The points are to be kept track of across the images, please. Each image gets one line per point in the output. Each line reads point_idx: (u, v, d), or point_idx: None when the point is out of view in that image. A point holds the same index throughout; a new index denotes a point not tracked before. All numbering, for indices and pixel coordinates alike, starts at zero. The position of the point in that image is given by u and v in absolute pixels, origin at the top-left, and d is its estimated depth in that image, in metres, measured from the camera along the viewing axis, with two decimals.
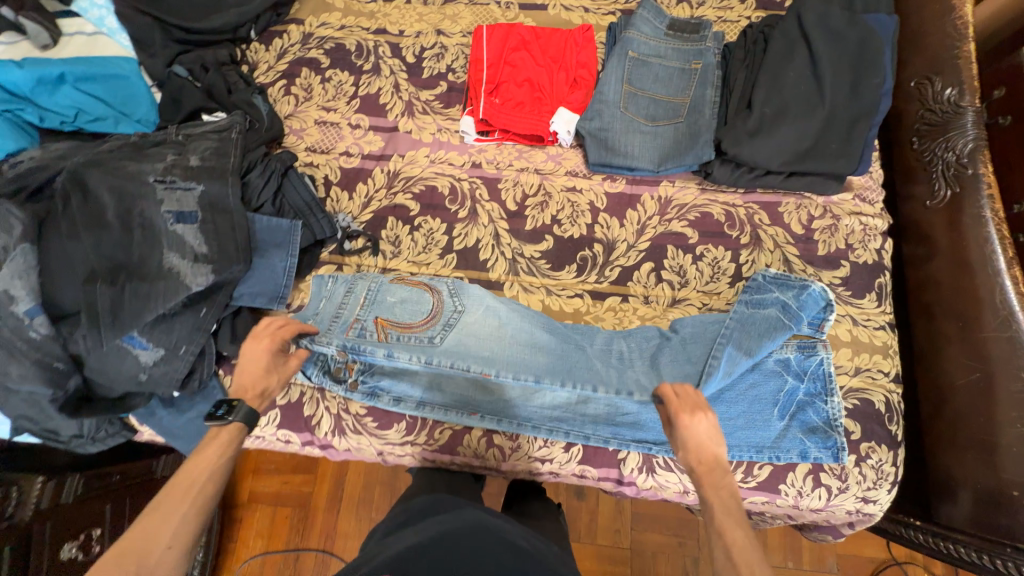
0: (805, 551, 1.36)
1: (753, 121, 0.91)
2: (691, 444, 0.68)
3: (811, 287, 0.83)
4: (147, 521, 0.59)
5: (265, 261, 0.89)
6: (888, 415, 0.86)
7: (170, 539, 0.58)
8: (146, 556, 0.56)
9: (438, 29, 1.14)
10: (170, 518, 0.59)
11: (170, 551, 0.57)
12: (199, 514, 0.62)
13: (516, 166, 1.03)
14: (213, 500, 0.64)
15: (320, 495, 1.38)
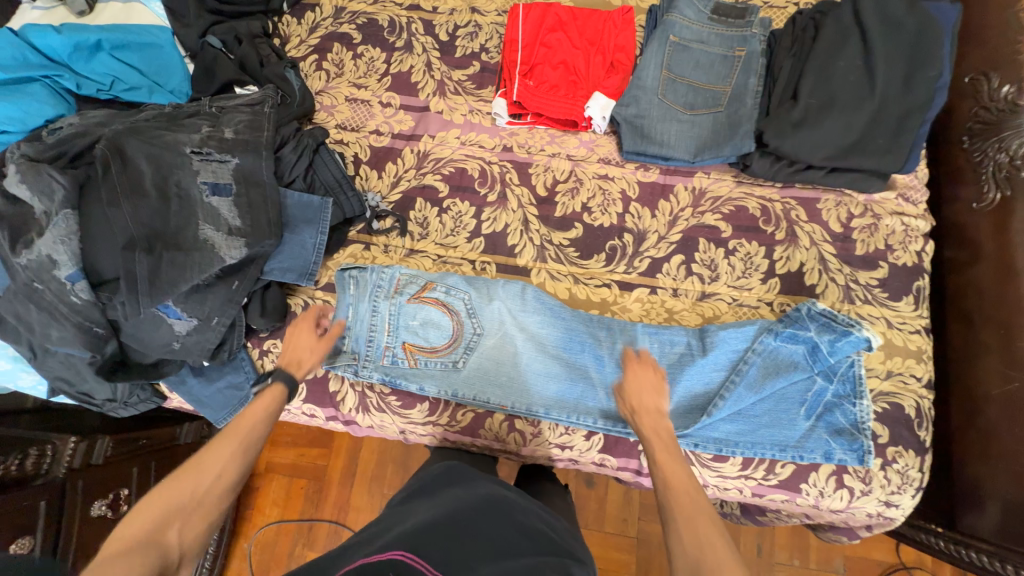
0: (812, 550, 1.36)
1: (797, 112, 0.88)
2: (636, 394, 0.74)
3: (852, 335, 0.79)
4: (205, 450, 0.62)
5: (295, 236, 0.89)
6: (917, 421, 0.85)
7: (220, 468, 0.61)
8: (199, 478, 0.59)
9: (472, 6, 1.11)
10: (220, 450, 0.62)
11: (217, 482, 0.59)
12: (247, 451, 0.64)
13: (548, 151, 1.01)
14: (259, 443, 0.66)
15: (335, 468, 1.41)
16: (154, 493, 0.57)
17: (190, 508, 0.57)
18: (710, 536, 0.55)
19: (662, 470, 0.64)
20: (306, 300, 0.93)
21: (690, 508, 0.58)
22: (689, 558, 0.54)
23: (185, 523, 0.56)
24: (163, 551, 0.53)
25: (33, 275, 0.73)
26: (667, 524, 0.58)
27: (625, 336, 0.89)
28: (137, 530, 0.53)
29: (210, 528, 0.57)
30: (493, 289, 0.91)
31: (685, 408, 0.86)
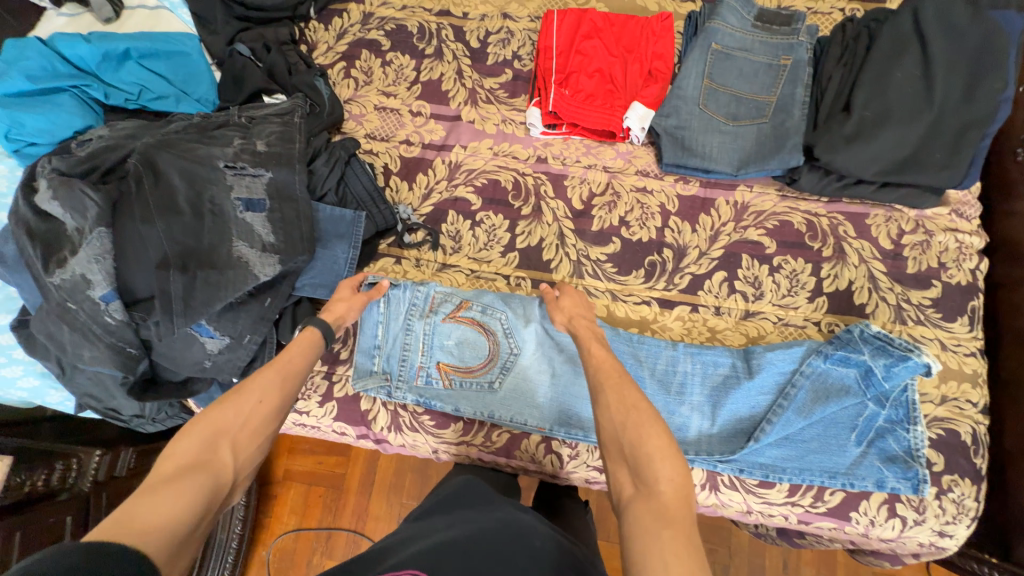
0: (841, 567, 1.33)
1: (851, 125, 0.84)
2: (563, 310, 0.79)
3: (911, 360, 0.76)
4: (248, 378, 0.62)
5: (328, 251, 0.88)
6: (973, 448, 0.82)
7: (263, 394, 0.61)
8: (244, 400, 0.59)
9: (504, 12, 1.08)
10: (263, 380, 0.62)
11: (259, 408, 0.59)
12: (290, 383, 0.65)
13: (584, 162, 0.99)
14: (300, 378, 0.67)
15: (353, 476, 1.39)
16: (199, 418, 0.56)
17: (236, 429, 0.56)
18: (639, 403, 0.56)
19: (591, 357, 0.66)
20: None
21: (616, 380, 0.60)
22: (615, 424, 0.55)
23: (234, 442, 0.56)
24: (215, 466, 0.52)
25: (67, 295, 0.71)
26: (597, 399, 0.59)
27: (665, 356, 0.86)
28: (185, 448, 0.53)
29: (257, 446, 0.58)
30: (526, 301, 0.89)
31: (731, 430, 0.83)
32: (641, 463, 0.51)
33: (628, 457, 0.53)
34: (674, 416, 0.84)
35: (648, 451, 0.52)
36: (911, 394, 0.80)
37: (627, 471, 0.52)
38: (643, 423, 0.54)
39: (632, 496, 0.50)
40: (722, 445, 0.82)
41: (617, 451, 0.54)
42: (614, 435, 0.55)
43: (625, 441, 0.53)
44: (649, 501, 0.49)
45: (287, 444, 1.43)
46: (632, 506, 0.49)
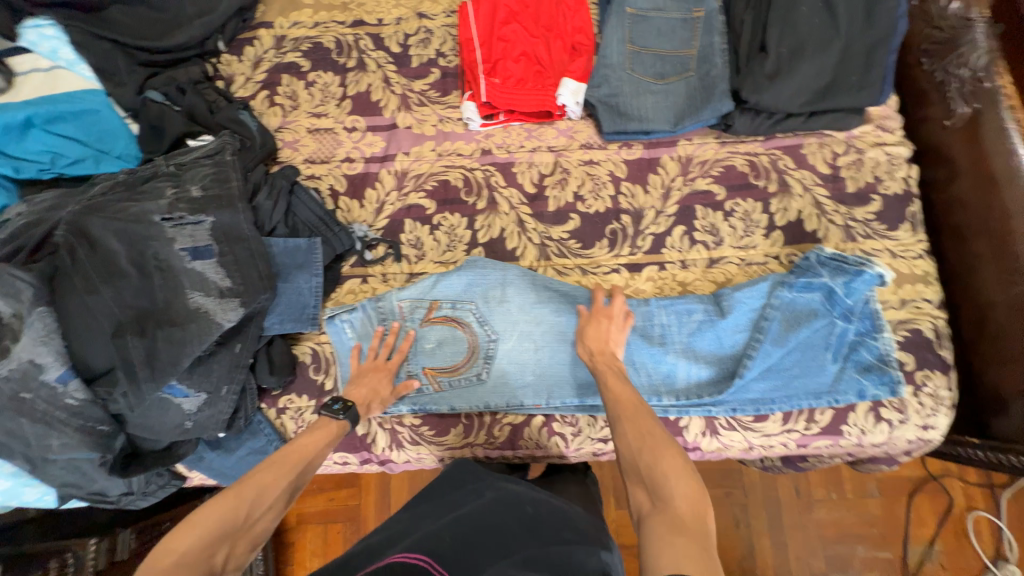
0: (846, 480, 1.43)
1: (770, 63, 0.88)
2: (591, 339, 0.80)
3: (867, 272, 0.81)
4: (265, 474, 0.65)
5: (289, 283, 0.85)
6: (937, 341, 0.87)
7: (274, 498, 0.63)
8: (256, 503, 0.61)
9: (419, 12, 1.07)
10: (280, 483, 0.65)
11: (268, 514, 0.62)
12: (298, 485, 0.67)
13: (528, 146, 0.99)
14: (306, 480, 0.69)
15: (368, 506, 1.37)
16: (206, 510, 0.58)
17: (240, 532, 0.59)
18: (657, 430, 0.63)
19: (611, 391, 0.71)
20: (313, 346, 0.90)
21: (633, 410, 0.67)
22: (633, 448, 0.62)
23: (232, 547, 0.58)
24: (210, 575, 0.54)
25: (18, 386, 0.68)
26: (617, 426, 0.66)
27: (640, 313, 0.88)
28: (193, 543, 0.55)
29: (251, 550, 0.60)
30: (509, 266, 0.90)
31: (717, 372, 0.86)
32: (657, 481, 0.58)
33: (646, 476, 0.59)
34: (662, 367, 0.86)
35: (663, 472, 0.58)
36: (871, 303, 0.85)
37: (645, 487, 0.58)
38: (661, 447, 0.61)
39: (650, 508, 0.56)
40: (712, 388, 0.85)
41: (635, 471, 0.60)
42: (632, 456, 0.61)
43: (642, 461, 0.60)
44: (666, 515, 0.54)
45: None
46: (649, 517, 0.55)
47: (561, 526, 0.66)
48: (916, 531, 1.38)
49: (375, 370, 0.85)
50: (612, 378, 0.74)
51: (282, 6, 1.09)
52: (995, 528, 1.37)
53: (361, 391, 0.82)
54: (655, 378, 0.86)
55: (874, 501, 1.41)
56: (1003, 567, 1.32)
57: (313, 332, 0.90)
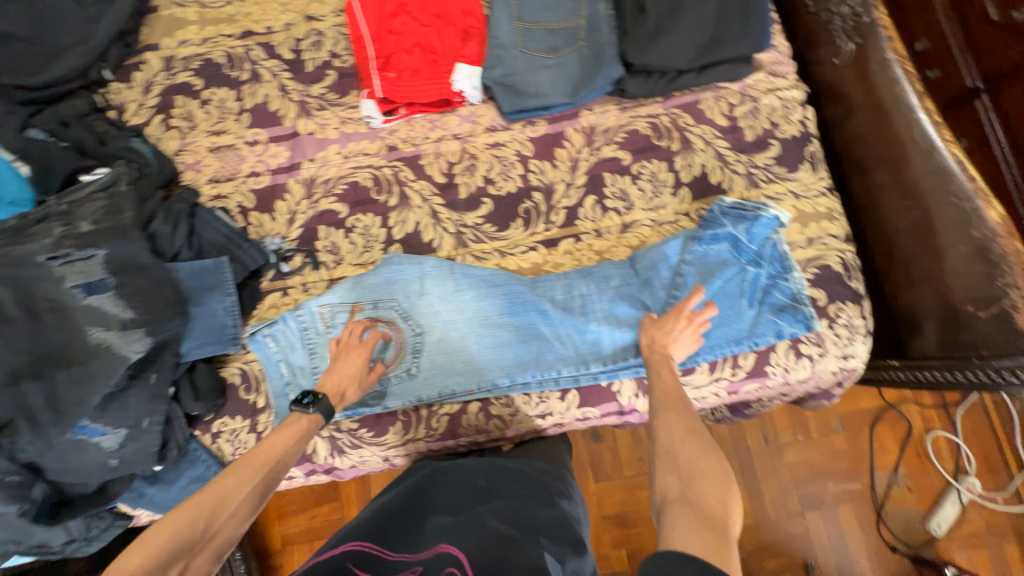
0: (810, 420, 1.48)
1: (650, 24, 0.91)
2: (664, 335, 0.80)
3: (762, 216, 0.86)
4: (223, 483, 0.64)
5: (200, 306, 0.84)
6: (846, 274, 0.90)
7: (237, 505, 0.63)
8: (216, 514, 0.61)
9: (307, 15, 1.05)
10: (242, 489, 0.64)
11: (232, 519, 0.62)
12: (264, 490, 0.67)
13: (433, 136, 0.99)
14: (276, 484, 0.68)
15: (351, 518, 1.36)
16: (154, 531, 0.57)
17: (197, 547, 0.58)
18: (702, 429, 0.63)
19: (661, 389, 0.72)
20: (241, 367, 0.89)
21: (678, 408, 0.67)
22: (673, 436, 0.63)
23: (190, 561, 0.57)
24: None
25: None
26: (659, 419, 0.67)
27: (560, 286, 0.90)
28: (139, 566, 0.54)
29: (213, 562, 0.59)
30: (426, 260, 0.91)
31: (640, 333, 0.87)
32: (693, 475, 0.57)
33: (681, 467, 0.58)
34: (586, 336, 0.88)
35: (697, 466, 0.58)
36: (777, 247, 0.88)
37: (676, 476, 0.58)
38: (702, 446, 0.60)
39: (676, 495, 0.55)
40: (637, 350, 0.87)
41: (667, 460, 0.60)
42: (670, 447, 0.62)
43: (679, 451, 0.60)
44: (692, 505, 0.53)
45: (275, 510, 1.39)
46: (674, 502, 0.55)
47: (522, 482, 0.77)
48: (881, 458, 1.44)
49: (349, 352, 0.83)
50: (664, 377, 0.75)
51: (165, 25, 1.06)
52: (953, 445, 1.44)
53: (334, 378, 0.81)
54: (582, 347, 0.88)
55: (839, 436, 1.46)
56: (963, 479, 1.39)
57: (239, 352, 0.89)
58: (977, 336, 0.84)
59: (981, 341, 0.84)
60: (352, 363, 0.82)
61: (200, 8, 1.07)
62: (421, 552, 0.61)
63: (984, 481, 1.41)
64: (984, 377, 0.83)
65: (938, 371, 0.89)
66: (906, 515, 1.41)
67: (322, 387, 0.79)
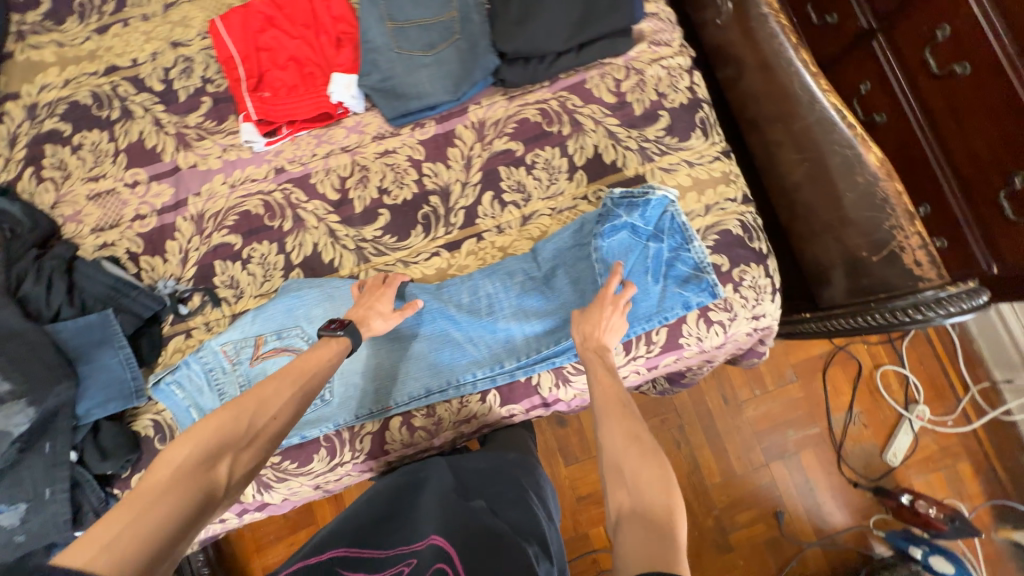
0: (766, 373, 1.49)
1: (515, 10, 0.90)
2: (591, 325, 0.76)
3: (651, 197, 0.85)
4: (265, 388, 0.66)
5: (92, 363, 0.81)
6: (746, 236, 0.91)
7: (277, 410, 0.65)
8: (257, 414, 0.63)
9: (173, 41, 1.00)
10: (282, 397, 0.66)
11: (273, 422, 0.64)
12: (302, 399, 0.69)
13: (320, 152, 0.95)
14: (316, 394, 0.71)
15: None
16: (200, 427, 0.60)
17: (242, 444, 0.61)
18: (645, 434, 0.60)
19: (601, 387, 0.68)
20: (153, 418, 0.86)
21: (620, 409, 0.64)
22: (617, 445, 0.59)
23: (236, 457, 0.60)
24: (215, 481, 0.57)
25: None
26: (602, 425, 0.63)
27: (466, 289, 0.88)
28: (190, 456, 0.57)
29: (257, 456, 0.62)
30: (326, 282, 0.89)
31: (549, 325, 0.87)
32: (639, 488, 0.55)
33: (628, 478, 0.56)
34: (498, 334, 0.87)
35: (642, 475, 0.56)
36: (674, 220, 0.87)
37: (625, 490, 0.56)
38: (646, 452, 0.58)
39: (627, 512, 0.53)
40: (548, 342, 0.86)
41: (615, 471, 0.58)
42: (616, 456, 0.59)
43: (623, 464, 0.57)
44: (641, 519, 0.52)
45: (252, 544, 1.36)
46: (624, 520, 0.53)
47: (492, 480, 0.80)
48: (836, 401, 1.46)
49: (374, 291, 0.83)
50: (603, 374, 0.70)
51: (22, 70, 1.00)
52: (901, 375, 1.46)
53: (359, 310, 0.80)
54: (494, 347, 0.87)
55: (795, 385, 1.48)
56: (914, 408, 1.43)
57: (149, 403, 0.86)
58: (874, 280, 0.86)
59: (878, 285, 0.86)
60: (381, 298, 0.82)
61: (56, 47, 1.00)
62: (415, 543, 0.61)
63: (933, 408, 1.44)
64: (884, 319, 0.82)
65: (843, 318, 0.88)
66: (865, 451, 1.44)
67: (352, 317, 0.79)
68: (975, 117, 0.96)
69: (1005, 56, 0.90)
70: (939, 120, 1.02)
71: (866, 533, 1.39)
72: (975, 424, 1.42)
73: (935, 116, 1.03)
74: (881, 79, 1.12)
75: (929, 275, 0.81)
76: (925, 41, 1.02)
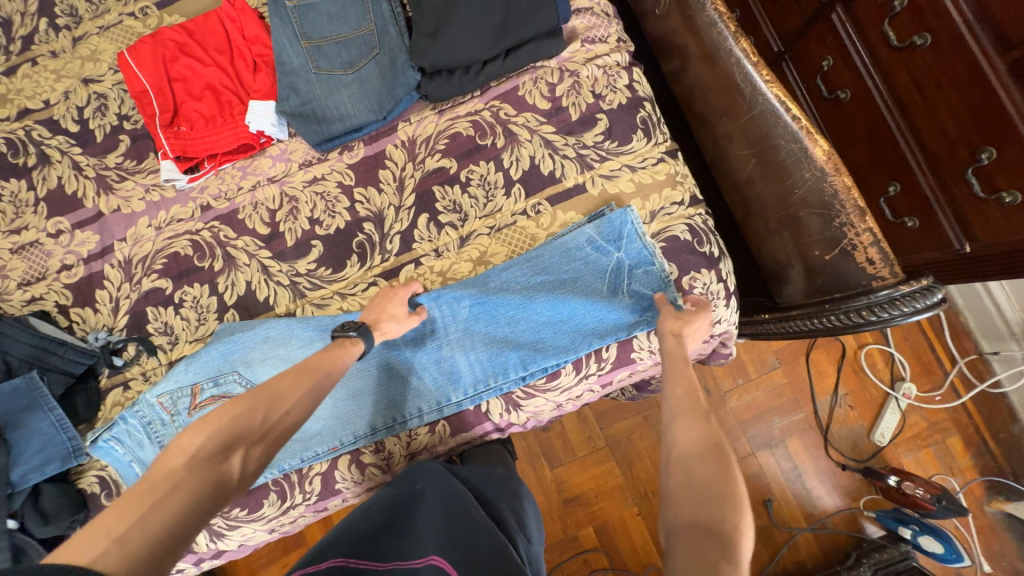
0: (748, 362, 1.40)
1: (429, 21, 0.85)
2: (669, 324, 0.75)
3: (605, 211, 0.85)
4: (281, 382, 0.63)
5: (20, 430, 0.79)
6: (695, 240, 0.86)
7: (292, 404, 0.61)
8: (273, 407, 0.60)
9: (84, 78, 0.95)
10: (299, 390, 0.63)
11: (288, 415, 0.60)
12: (316, 394, 0.65)
13: (246, 186, 0.91)
14: (329, 390, 0.67)
15: None
16: (216, 415, 0.57)
17: (256, 437, 0.57)
18: (723, 446, 0.53)
19: (678, 389, 0.62)
20: (98, 474, 0.84)
21: (698, 415, 0.57)
22: (688, 446, 0.53)
23: (249, 450, 0.56)
24: (226, 478, 0.53)
25: None
26: (673, 423, 0.58)
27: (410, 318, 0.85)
28: (204, 446, 0.54)
29: (271, 451, 0.59)
30: (259, 322, 0.85)
31: (494, 350, 0.84)
32: (709, 499, 0.47)
33: (697, 487, 0.49)
34: (442, 364, 0.85)
35: (710, 485, 0.48)
36: (636, 232, 0.83)
37: (690, 497, 0.48)
38: (721, 462, 0.51)
39: (688, 517, 0.46)
40: (492, 371, 0.84)
41: (682, 473, 0.51)
42: (685, 457, 0.53)
43: (693, 467, 0.51)
44: (701, 528, 0.45)
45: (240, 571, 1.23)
46: (679, 531, 0.46)
47: (489, 505, 0.73)
48: (820, 385, 1.38)
49: (389, 294, 0.80)
50: (682, 377, 0.64)
51: None
52: (887, 354, 1.38)
53: (374, 312, 0.78)
54: (438, 379, 0.85)
55: (778, 371, 1.39)
56: (900, 387, 1.35)
57: (92, 459, 0.84)
58: (829, 280, 0.83)
59: (833, 285, 0.82)
60: (395, 300, 0.79)
61: None
62: (415, 559, 0.55)
63: (920, 384, 1.37)
64: (837, 321, 0.79)
65: (800, 321, 0.84)
66: (852, 432, 1.36)
67: (370, 321, 0.77)
68: (940, 90, 0.87)
69: (964, 22, 0.81)
70: (903, 95, 0.93)
71: (857, 515, 1.32)
72: (964, 399, 1.34)
73: (900, 92, 0.94)
74: (842, 53, 1.02)
75: (882, 274, 0.77)
76: (883, 13, 0.93)
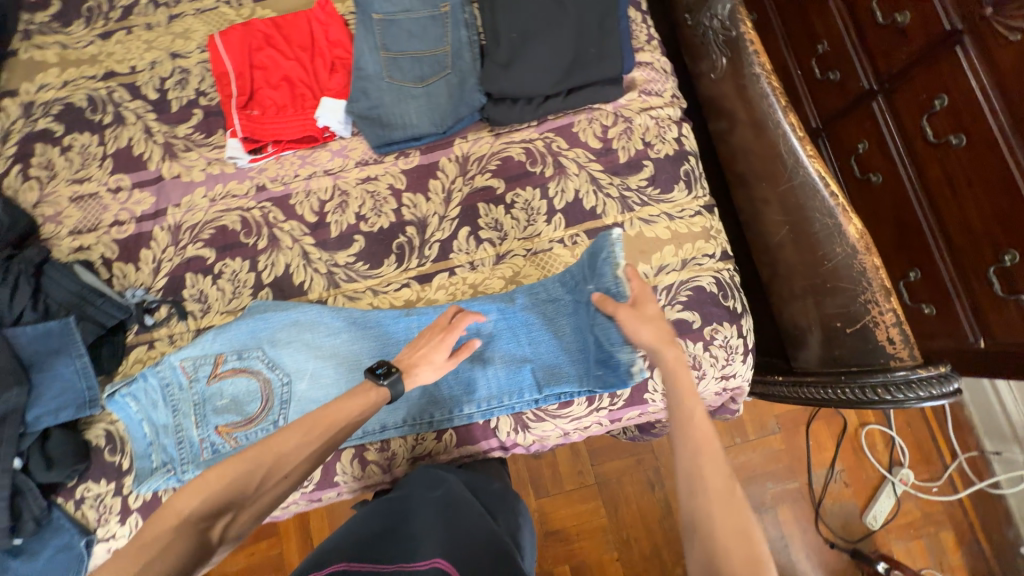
0: (749, 421, 1.40)
1: (503, 53, 0.92)
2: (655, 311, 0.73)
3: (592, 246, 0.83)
4: (284, 444, 0.62)
5: (46, 372, 0.81)
6: (721, 293, 0.89)
7: (290, 469, 0.62)
8: (269, 474, 0.61)
9: (172, 52, 1.02)
10: (303, 452, 0.63)
11: (282, 481, 0.62)
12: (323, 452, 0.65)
13: (302, 174, 0.96)
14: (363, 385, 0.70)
15: (292, 554, 1.20)
16: (205, 478, 0.59)
17: (245, 504, 0.60)
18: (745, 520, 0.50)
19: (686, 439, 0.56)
20: (106, 427, 0.85)
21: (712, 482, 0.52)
22: (713, 524, 0.50)
23: (233, 518, 0.59)
24: (207, 544, 0.57)
25: None
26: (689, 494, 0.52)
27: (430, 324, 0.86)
28: (197, 506, 0.57)
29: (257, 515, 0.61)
30: (292, 304, 0.87)
31: (511, 368, 0.86)
32: None
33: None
34: (459, 373, 0.87)
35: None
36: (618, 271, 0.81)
37: None
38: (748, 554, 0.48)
39: None
40: (507, 390, 0.86)
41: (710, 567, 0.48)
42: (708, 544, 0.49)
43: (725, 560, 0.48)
44: None
45: None
46: None
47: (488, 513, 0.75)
48: (818, 457, 1.37)
49: (432, 333, 0.76)
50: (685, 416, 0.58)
51: (25, 68, 1.01)
52: (887, 437, 1.38)
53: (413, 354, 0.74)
54: (454, 388, 0.86)
55: (777, 436, 1.38)
56: (897, 470, 1.34)
57: (104, 412, 0.86)
58: (845, 352, 0.85)
59: (848, 357, 0.85)
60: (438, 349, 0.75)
61: (59, 48, 1.02)
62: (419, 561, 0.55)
63: (918, 471, 1.36)
64: (851, 395, 0.81)
65: (815, 388, 0.86)
66: (844, 509, 1.34)
67: (403, 362, 0.73)
68: (970, 189, 0.91)
69: (1000, 131, 0.85)
70: (934, 188, 0.97)
71: None
72: (961, 494, 1.33)
73: (931, 186, 0.97)
74: (879, 140, 1.07)
75: (902, 356, 0.78)
76: (923, 109, 0.98)
